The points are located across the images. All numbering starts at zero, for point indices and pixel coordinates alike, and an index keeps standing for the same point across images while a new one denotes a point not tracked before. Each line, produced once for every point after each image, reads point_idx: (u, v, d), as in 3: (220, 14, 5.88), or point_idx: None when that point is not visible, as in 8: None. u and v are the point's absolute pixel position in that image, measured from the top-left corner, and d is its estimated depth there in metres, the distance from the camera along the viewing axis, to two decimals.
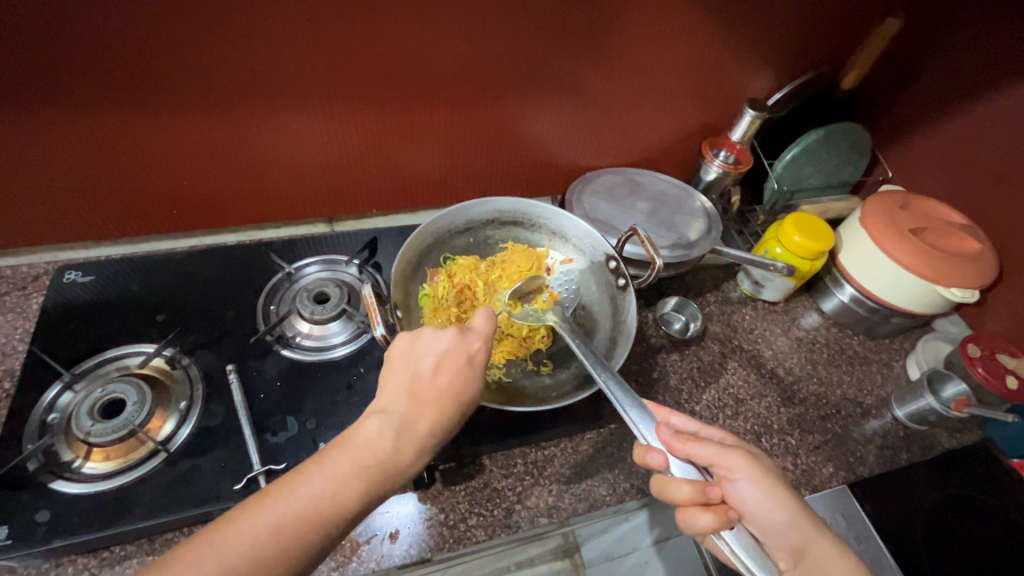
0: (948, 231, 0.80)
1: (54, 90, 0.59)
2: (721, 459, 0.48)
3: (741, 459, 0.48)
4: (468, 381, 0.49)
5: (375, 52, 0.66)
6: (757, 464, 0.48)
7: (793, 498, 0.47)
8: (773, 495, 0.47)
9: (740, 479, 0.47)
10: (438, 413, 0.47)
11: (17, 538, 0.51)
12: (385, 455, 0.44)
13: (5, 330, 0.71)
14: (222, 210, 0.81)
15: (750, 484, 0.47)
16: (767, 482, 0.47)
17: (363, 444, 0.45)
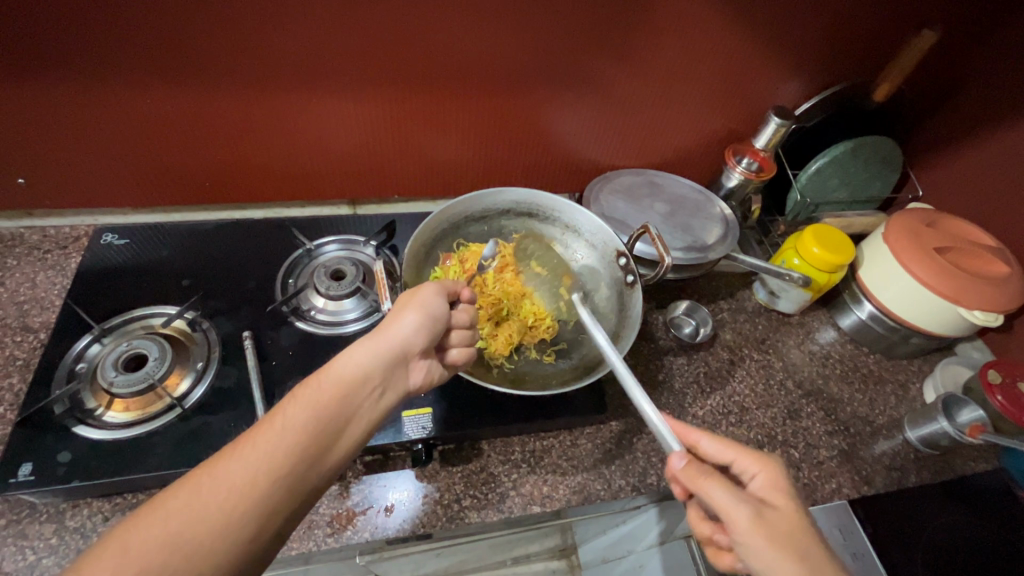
0: (975, 251, 0.78)
1: (103, 60, 0.63)
2: (728, 515, 0.43)
3: (752, 518, 0.43)
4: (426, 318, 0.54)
5: (404, 38, 0.68)
6: (769, 522, 0.43)
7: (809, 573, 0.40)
8: (793, 564, 0.40)
9: (749, 542, 0.42)
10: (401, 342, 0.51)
11: (40, 474, 0.54)
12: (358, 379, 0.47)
13: (44, 285, 0.76)
14: (250, 185, 0.85)
15: (764, 550, 0.41)
16: (772, 550, 0.41)
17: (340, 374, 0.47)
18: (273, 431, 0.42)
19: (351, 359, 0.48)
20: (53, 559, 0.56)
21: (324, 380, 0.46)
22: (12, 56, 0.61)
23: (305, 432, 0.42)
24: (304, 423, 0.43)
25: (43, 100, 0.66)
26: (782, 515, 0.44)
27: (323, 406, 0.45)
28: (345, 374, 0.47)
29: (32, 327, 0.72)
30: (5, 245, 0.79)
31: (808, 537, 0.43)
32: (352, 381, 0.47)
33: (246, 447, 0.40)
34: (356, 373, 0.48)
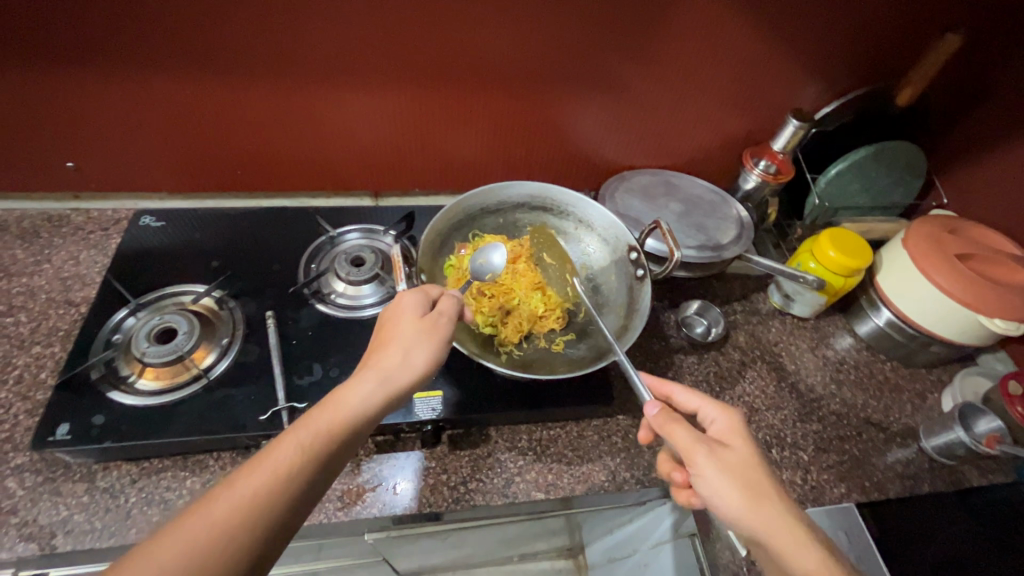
0: (996, 259, 0.76)
1: (145, 50, 0.68)
2: (688, 454, 0.48)
3: (710, 454, 0.48)
4: (427, 349, 0.53)
5: (429, 35, 0.71)
6: (726, 455, 0.48)
7: (758, 497, 0.46)
8: (742, 497, 0.46)
9: (706, 478, 0.47)
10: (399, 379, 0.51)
11: (75, 434, 0.58)
12: (351, 418, 0.47)
13: (86, 263, 0.81)
14: (279, 174, 0.88)
15: (718, 486, 0.46)
16: (725, 478, 0.46)
17: (338, 411, 0.47)
18: (276, 458, 0.43)
19: (360, 391, 0.49)
20: (84, 515, 0.60)
21: (321, 417, 0.47)
22: (67, 43, 0.65)
23: (305, 467, 0.44)
24: (308, 453, 0.44)
25: (91, 87, 0.71)
26: (737, 450, 0.49)
27: (327, 438, 0.46)
28: (350, 413, 0.48)
29: (73, 301, 0.77)
30: (53, 225, 0.85)
31: (759, 470, 0.48)
32: (348, 421, 0.47)
33: (252, 470, 0.42)
34: (348, 411, 0.48)
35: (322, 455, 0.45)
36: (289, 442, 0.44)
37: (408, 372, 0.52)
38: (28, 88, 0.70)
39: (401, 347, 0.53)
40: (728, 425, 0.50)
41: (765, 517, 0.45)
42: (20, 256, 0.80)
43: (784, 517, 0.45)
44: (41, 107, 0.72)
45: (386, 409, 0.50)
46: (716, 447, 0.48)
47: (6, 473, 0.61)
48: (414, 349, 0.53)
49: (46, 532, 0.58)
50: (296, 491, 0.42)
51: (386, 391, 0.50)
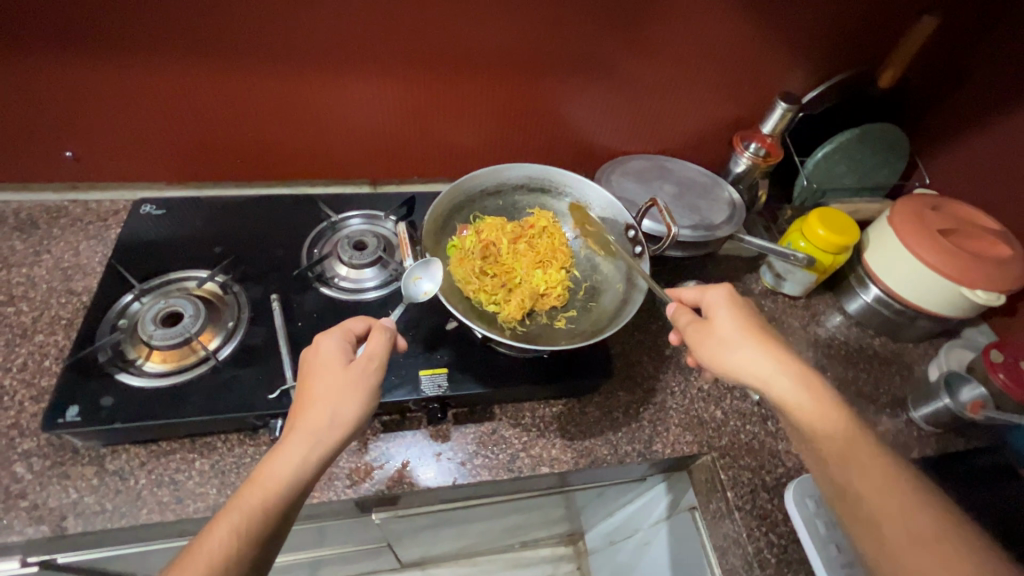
0: (977, 234, 0.79)
1: (145, 36, 0.68)
2: (703, 328, 0.60)
3: (698, 330, 0.60)
4: (360, 395, 0.55)
5: (427, 20, 0.72)
6: (738, 322, 0.59)
7: (750, 350, 0.57)
8: (752, 352, 0.57)
9: (719, 341, 0.58)
10: (340, 430, 0.53)
11: (85, 416, 0.58)
12: (290, 478, 0.50)
13: (87, 253, 0.81)
14: (278, 164, 0.89)
15: (733, 344, 0.58)
16: (720, 341, 0.58)
17: (274, 473, 0.50)
18: (212, 546, 0.45)
19: (291, 458, 0.50)
20: (94, 497, 0.60)
21: (257, 483, 0.49)
22: (66, 28, 0.66)
23: (245, 547, 0.46)
24: (244, 533, 0.46)
25: (90, 74, 0.71)
26: (745, 319, 0.60)
27: (263, 514, 0.48)
28: (285, 477, 0.50)
29: (75, 290, 0.77)
30: (51, 216, 0.85)
31: (766, 334, 0.59)
32: (285, 483, 0.49)
33: (188, 563, 0.44)
34: (285, 470, 0.50)
35: (261, 531, 0.47)
36: (223, 525, 0.47)
37: (344, 422, 0.54)
38: (26, 75, 0.70)
39: (328, 402, 0.54)
40: (714, 301, 0.62)
41: (772, 365, 0.56)
42: (18, 247, 0.80)
43: (788, 362, 0.56)
44: (39, 94, 0.72)
45: (323, 465, 0.52)
46: (729, 317, 0.60)
47: (14, 458, 0.62)
48: (341, 405, 0.54)
49: (56, 515, 0.59)
50: (242, 570, 0.46)
51: (322, 444, 0.52)
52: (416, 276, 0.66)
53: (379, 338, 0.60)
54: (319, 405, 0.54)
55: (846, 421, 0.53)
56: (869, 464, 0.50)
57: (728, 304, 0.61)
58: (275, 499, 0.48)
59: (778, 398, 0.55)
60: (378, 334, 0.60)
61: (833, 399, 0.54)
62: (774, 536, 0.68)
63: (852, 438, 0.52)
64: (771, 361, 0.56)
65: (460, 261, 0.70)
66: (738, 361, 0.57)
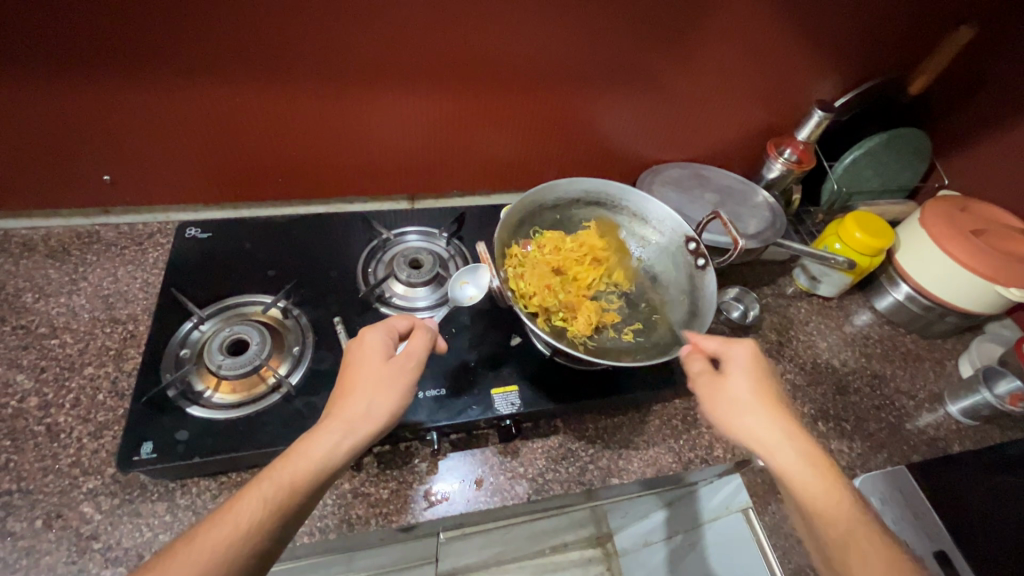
0: (1007, 233, 0.83)
1: (200, 58, 0.67)
2: (715, 381, 0.58)
3: (711, 384, 0.59)
4: (397, 389, 0.54)
5: (483, 38, 0.73)
6: (753, 387, 0.57)
7: (776, 421, 0.55)
8: (762, 418, 0.55)
9: (730, 401, 0.57)
10: (373, 423, 0.51)
11: (161, 452, 0.57)
12: (321, 465, 0.48)
13: (126, 279, 0.79)
14: (317, 181, 0.88)
15: (744, 408, 0.56)
16: (743, 399, 0.57)
17: (306, 459, 0.48)
18: (238, 511, 0.45)
19: (324, 441, 0.49)
20: (169, 534, 0.58)
21: (287, 465, 0.48)
22: (119, 51, 0.64)
23: (268, 518, 0.45)
24: (268, 509, 0.45)
25: (137, 96, 0.69)
26: (762, 390, 0.58)
27: (290, 492, 0.47)
28: (316, 464, 0.48)
29: (119, 319, 0.74)
30: (84, 242, 0.82)
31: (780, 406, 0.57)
32: (316, 470, 0.48)
33: (211, 527, 0.44)
34: (316, 455, 0.48)
35: (285, 506, 0.46)
36: (252, 494, 0.46)
37: (378, 415, 0.52)
38: (67, 100, 0.68)
39: (365, 395, 0.53)
40: (737, 357, 0.60)
41: (779, 439, 0.54)
42: (53, 276, 0.77)
43: (794, 440, 0.54)
44: (80, 119, 0.70)
45: (352, 458, 0.50)
46: (747, 377, 0.58)
47: (81, 498, 0.59)
48: (377, 398, 0.52)
49: (133, 555, 0.57)
50: (262, 539, 0.45)
51: (354, 436, 0.50)
52: (463, 279, 0.74)
53: (420, 335, 0.59)
54: (355, 396, 0.53)
55: (843, 498, 0.51)
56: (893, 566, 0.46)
57: (749, 367, 0.59)
58: (301, 484, 0.47)
59: (779, 468, 0.53)
60: (420, 332, 0.59)
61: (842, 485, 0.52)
62: None
63: (859, 528, 0.49)
64: (777, 431, 0.54)
65: (535, 277, 0.70)
66: (746, 426, 0.55)
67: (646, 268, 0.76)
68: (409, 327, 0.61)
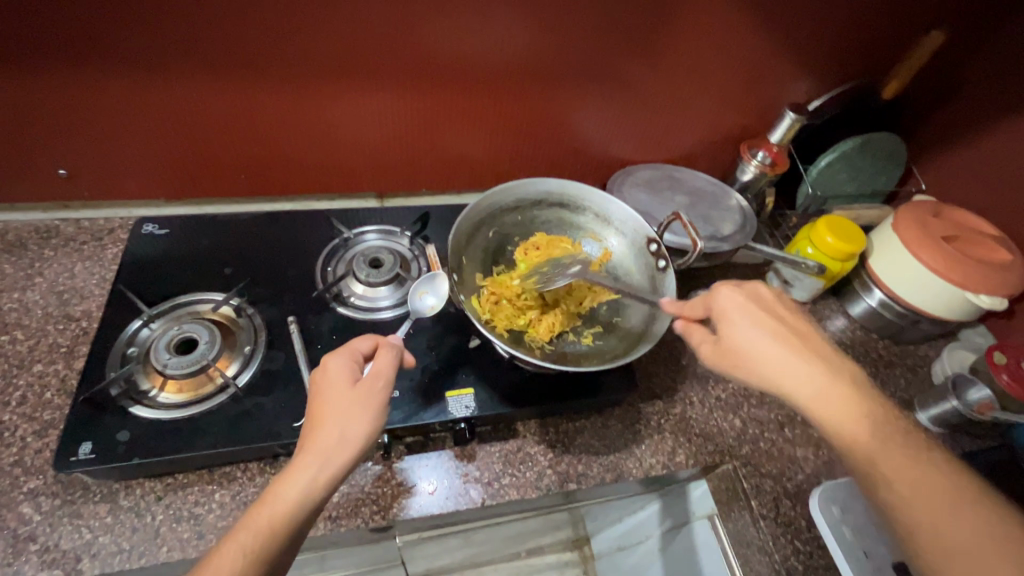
0: (979, 240, 0.82)
1: (152, 52, 0.65)
2: (719, 334, 0.57)
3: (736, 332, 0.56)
4: (370, 412, 0.51)
5: (444, 35, 0.71)
6: (759, 327, 0.55)
7: (815, 357, 0.53)
8: (786, 358, 0.53)
9: (734, 355, 0.55)
10: (349, 451, 0.49)
11: (100, 452, 0.56)
12: (297, 501, 0.47)
13: (83, 275, 0.77)
14: (283, 179, 0.87)
15: (754, 343, 0.54)
16: (771, 336, 0.54)
17: (280, 497, 0.46)
18: (218, 569, 0.43)
19: (297, 480, 0.47)
20: (109, 537, 0.57)
21: (265, 508, 0.46)
22: (68, 45, 0.63)
23: (252, 570, 0.44)
24: (249, 554, 0.44)
25: (90, 90, 0.68)
26: (773, 325, 0.55)
27: (269, 537, 0.45)
28: (292, 500, 0.46)
29: (73, 316, 0.73)
30: (41, 236, 0.81)
31: (801, 339, 0.54)
32: (294, 506, 0.46)
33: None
34: (293, 494, 0.47)
35: (272, 548, 0.45)
36: (234, 543, 0.45)
37: (352, 442, 0.50)
38: (18, 92, 0.66)
39: (335, 423, 0.50)
40: (727, 300, 0.58)
41: (818, 377, 0.52)
42: (8, 271, 0.76)
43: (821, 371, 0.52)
44: (31, 112, 0.69)
45: (331, 488, 0.48)
46: (746, 321, 0.56)
47: (20, 498, 0.58)
48: (349, 423, 0.50)
49: (71, 557, 0.55)
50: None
51: (331, 466, 0.48)
52: (421, 289, 0.73)
53: (386, 354, 0.56)
54: (325, 425, 0.50)
55: (869, 416, 0.50)
56: (911, 465, 0.47)
57: (742, 310, 0.57)
58: (280, 525, 0.45)
59: (808, 407, 0.51)
60: (386, 350, 0.56)
61: (869, 399, 0.51)
62: (800, 543, 0.69)
63: (928, 457, 0.48)
64: (815, 373, 0.52)
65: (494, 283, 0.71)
66: (766, 371, 0.53)
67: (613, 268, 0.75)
68: (373, 347, 0.58)
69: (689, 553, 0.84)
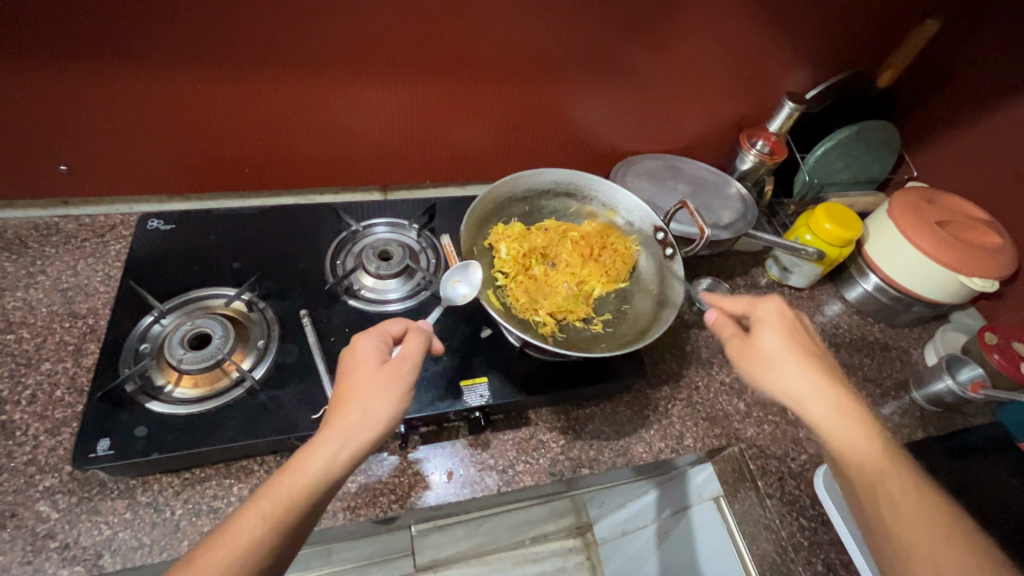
0: (971, 224, 0.84)
1: (158, 46, 0.65)
2: (746, 344, 0.58)
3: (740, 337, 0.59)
4: (394, 393, 0.52)
5: (451, 27, 0.71)
6: (787, 339, 0.56)
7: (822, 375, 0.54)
8: (799, 372, 0.54)
9: (766, 361, 0.56)
10: (371, 433, 0.49)
11: (118, 448, 0.56)
12: (318, 477, 0.47)
13: (86, 272, 0.77)
14: (287, 173, 0.87)
15: (778, 363, 0.55)
16: (792, 343, 0.56)
17: (301, 471, 0.47)
18: (237, 529, 0.44)
19: (319, 453, 0.48)
20: (129, 532, 0.57)
21: (288, 477, 0.47)
22: (72, 39, 0.62)
23: (266, 537, 0.44)
24: (269, 523, 0.45)
25: (93, 85, 0.67)
26: (801, 347, 0.56)
27: (287, 508, 0.45)
28: (312, 475, 0.47)
29: (79, 313, 0.72)
30: (41, 234, 0.79)
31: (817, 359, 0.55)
32: (314, 481, 0.47)
33: (214, 545, 0.43)
34: (315, 468, 0.47)
35: (288, 520, 0.45)
36: (252, 511, 0.45)
37: (373, 423, 0.50)
38: (17, 87, 0.65)
39: (361, 400, 0.51)
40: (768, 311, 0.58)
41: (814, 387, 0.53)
42: (9, 270, 0.75)
43: (831, 387, 0.53)
44: (34, 108, 0.67)
45: (350, 467, 0.49)
46: (776, 336, 0.56)
47: (37, 497, 0.58)
48: (374, 403, 0.51)
49: (91, 554, 0.55)
50: (265, 558, 0.44)
51: (351, 446, 0.49)
52: (455, 279, 0.71)
53: (416, 337, 0.57)
54: (350, 402, 0.51)
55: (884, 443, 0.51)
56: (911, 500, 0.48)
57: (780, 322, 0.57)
58: (299, 498, 0.46)
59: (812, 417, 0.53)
60: (414, 334, 0.57)
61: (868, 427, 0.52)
62: (805, 520, 0.71)
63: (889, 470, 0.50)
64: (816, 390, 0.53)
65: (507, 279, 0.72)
66: (786, 382, 0.54)
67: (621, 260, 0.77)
68: (404, 331, 0.59)
69: (695, 535, 0.86)
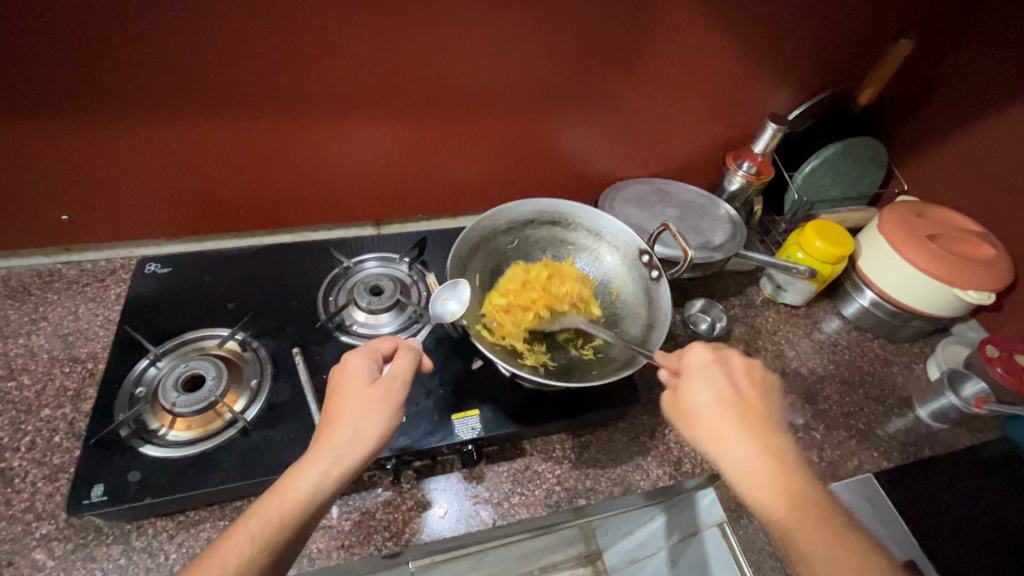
0: (962, 236, 0.84)
1: (154, 99, 0.68)
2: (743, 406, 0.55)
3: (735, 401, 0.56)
4: (383, 409, 0.52)
5: (434, 67, 0.74)
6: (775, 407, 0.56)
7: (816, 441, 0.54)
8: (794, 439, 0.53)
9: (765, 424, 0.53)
10: (358, 454, 0.50)
11: (112, 494, 0.57)
12: (301, 513, 0.47)
13: (87, 316, 0.79)
14: (280, 212, 0.89)
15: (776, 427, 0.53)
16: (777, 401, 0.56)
17: (281, 504, 0.47)
18: (227, 551, 0.44)
19: (309, 472, 0.48)
20: None
21: (280, 495, 0.47)
22: (71, 97, 0.65)
23: (259, 556, 0.45)
24: (258, 542, 0.45)
25: (92, 138, 0.70)
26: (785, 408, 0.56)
27: (278, 525, 0.46)
28: (292, 511, 0.47)
29: (79, 358, 0.74)
30: (44, 281, 0.82)
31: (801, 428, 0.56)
32: (301, 504, 0.47)
33: (202, 565, 0.44)
34: (301, 487, 0.48)
35: (277, 539, 0.46)
36: (242, 531, 0.46)
37: (362, 441, 0.50)
38: (19, 141, 0.68)
39: (351, 417, 0.51)
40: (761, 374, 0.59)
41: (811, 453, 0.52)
42: (13, 317, 0.77)
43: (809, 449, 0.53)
44: (35, 161, 0.71)
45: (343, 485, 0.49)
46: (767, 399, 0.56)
47: (33, 544, 0.58)
48: (362, 420, 0.51)
49: None
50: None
51: (337, 467, 0.49)
52: (444, 296, 0.70)
53: (406, 356, 0.57)
54: (340, 420, 0.51)
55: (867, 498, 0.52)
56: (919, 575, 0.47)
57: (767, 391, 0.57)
58: (283, 526, 0.46)
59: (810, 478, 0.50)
60: (404, 352, 0.57)
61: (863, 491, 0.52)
62: None
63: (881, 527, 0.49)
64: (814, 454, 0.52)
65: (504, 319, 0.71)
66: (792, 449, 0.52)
67: (608, 287, 0.78)
68: (393, 349, 0.59)
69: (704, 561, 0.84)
